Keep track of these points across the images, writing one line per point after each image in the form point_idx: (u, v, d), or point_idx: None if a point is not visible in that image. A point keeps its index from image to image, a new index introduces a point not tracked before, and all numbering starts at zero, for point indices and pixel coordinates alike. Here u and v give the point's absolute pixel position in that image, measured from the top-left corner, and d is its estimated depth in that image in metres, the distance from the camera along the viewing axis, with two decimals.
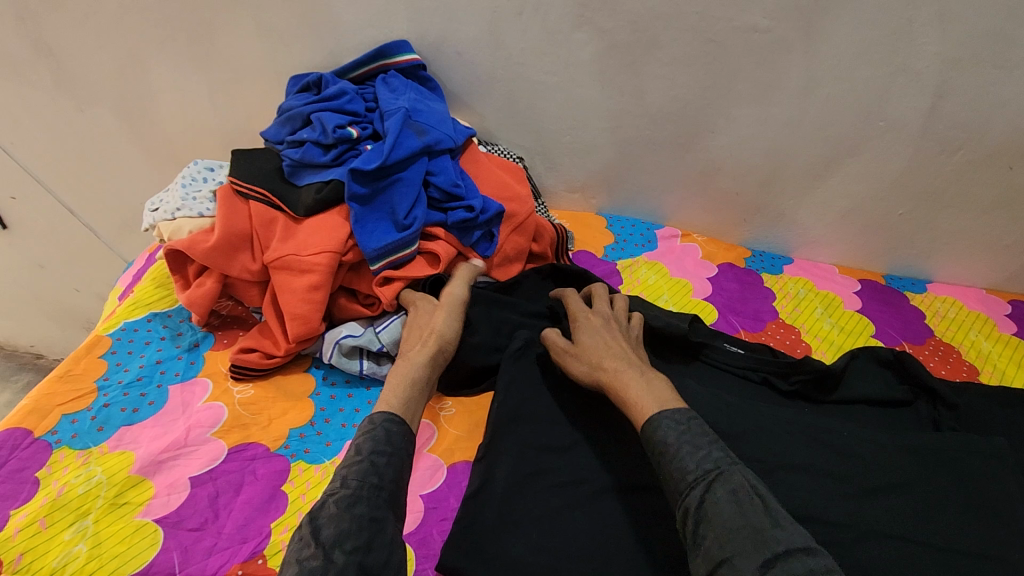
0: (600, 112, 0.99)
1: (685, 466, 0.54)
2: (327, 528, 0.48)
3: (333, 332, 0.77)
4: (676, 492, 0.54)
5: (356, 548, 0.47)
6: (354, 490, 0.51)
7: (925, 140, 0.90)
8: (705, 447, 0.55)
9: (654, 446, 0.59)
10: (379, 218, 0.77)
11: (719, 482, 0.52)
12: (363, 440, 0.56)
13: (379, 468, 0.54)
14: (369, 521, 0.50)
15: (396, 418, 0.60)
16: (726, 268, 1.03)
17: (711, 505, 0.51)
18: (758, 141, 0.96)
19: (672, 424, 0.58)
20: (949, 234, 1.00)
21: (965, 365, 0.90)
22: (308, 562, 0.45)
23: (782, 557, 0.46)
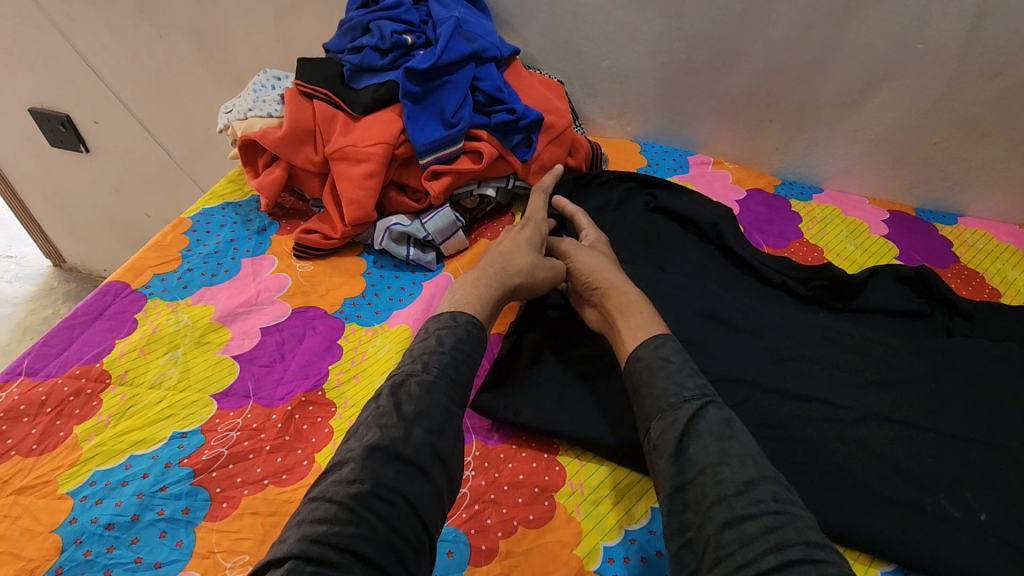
0: (640, 36, 1.03)
1: (683, 385, 0.59)
2: (409, 405, 0.54)
3: (384, 221, 0.86)
4: (663, 403, 0.59)
5: (431, 430, 0.54)
6: (433, 378, 0.57)
7: (964, 64, 0.91)
8: (700, 377, 0.61)
9: (647, 361, 0.63)
10: (429, 117, 0.85)
11: (713, 405, 0.58)
12: (446, 334, 0.61)
13: (455, 363, 0.60)
14: (443, 410, 0.56)
15: (477, 322, 0.65)
16: (755, 193, 1.07)
17: (703, 419, 0.56)
18: (793, 65, 0.99)
19: (674, 349, 0.64)
20: (985, 164, 1.01)
21: (987, 288, 0.92)
22: (391, 430, 0.52)
23: (766, 478, 0.51)
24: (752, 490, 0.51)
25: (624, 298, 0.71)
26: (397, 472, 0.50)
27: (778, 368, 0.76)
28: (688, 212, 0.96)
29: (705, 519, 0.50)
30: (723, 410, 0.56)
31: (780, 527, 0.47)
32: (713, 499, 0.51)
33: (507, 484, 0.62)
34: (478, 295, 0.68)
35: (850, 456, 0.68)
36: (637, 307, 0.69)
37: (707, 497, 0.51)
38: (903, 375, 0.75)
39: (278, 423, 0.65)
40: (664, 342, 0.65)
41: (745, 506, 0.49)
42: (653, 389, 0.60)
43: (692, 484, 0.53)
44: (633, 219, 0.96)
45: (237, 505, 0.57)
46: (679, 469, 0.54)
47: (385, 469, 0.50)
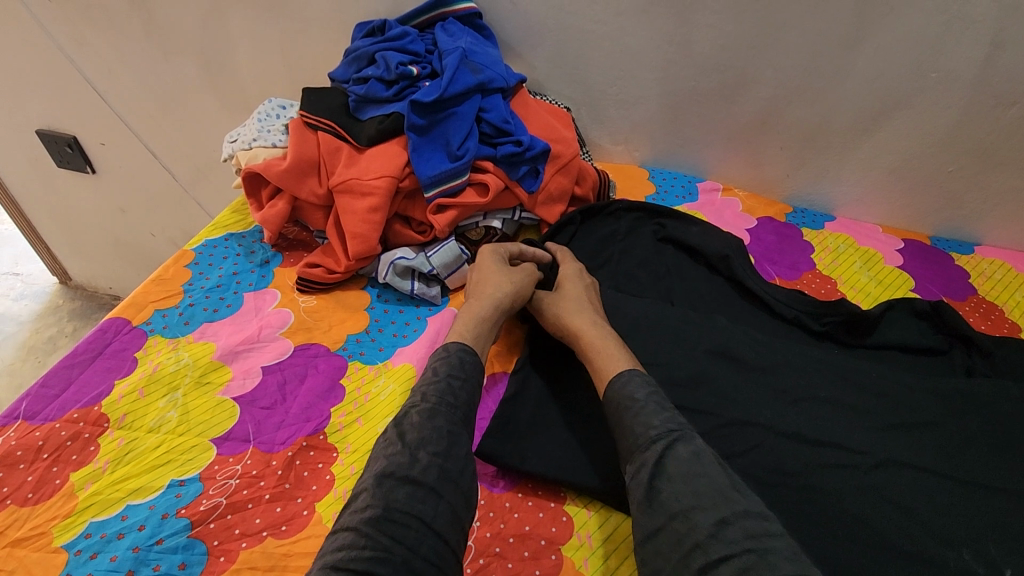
0: (648, 63, 1.02)
1: (650, 422, 0.59)
2: (411, 433, 0.56)
3: (388, 254, 0.85)
4: (634, 447, 0.58)
5: (436, 453, 0.55)
6: (433, 405, 0.59)
7: (979, 93, 0.89)
8: (669, 410, 0.61)
9: (616, 400, 0.63)
10: (434, 149, 0.83)
11: (682, 441, 0.57)
12: (439, 364, 0.64)
13: (454, 388, 0.61)
14: (447, 430, 0.57)
15: (469, 348, 0.66)
16: (766, 221, 1.05)
17: (672, 459, 0.56)
18: (804, 92, 0.97)
19: (641, 384, 0.64)
20: (1001, 193, 0.98)
21: (1007, 323, 0.90)
22: (396, 457, 0.54)
23: (739, 517, 0.50)
24: (726, 532, 0.50)
25: (591, 341, 0.71)
26: (407, 496, 0.51)
27: (791, 410, 0.74)
28: (697, 244, 0.94)
29: (682, 569, 0.49)
30: (690, 446, 0.56)
31: (753, 570, 0.46)
32: (689, 545, 0.50)
33: (513, 536, 0.60)
34: (469, 325, 0.70)
35: (867, 506, 0.66)
36: (606, 344, 0.70)
37: (684, 546, 0.50)
38: (921, 418, 0.73)
39: (278, 470, 0.63)
40: (631, 377, 0.64)
41: (720, 550, 0.48)
42: (623, 432, 0.60)
43: (665, 530, 0.52)
44: (641, 250, 0.95)
45: (235, 560, 0.56)
46: (652, 514, 0.53)
47: (395, 493, 0.51)
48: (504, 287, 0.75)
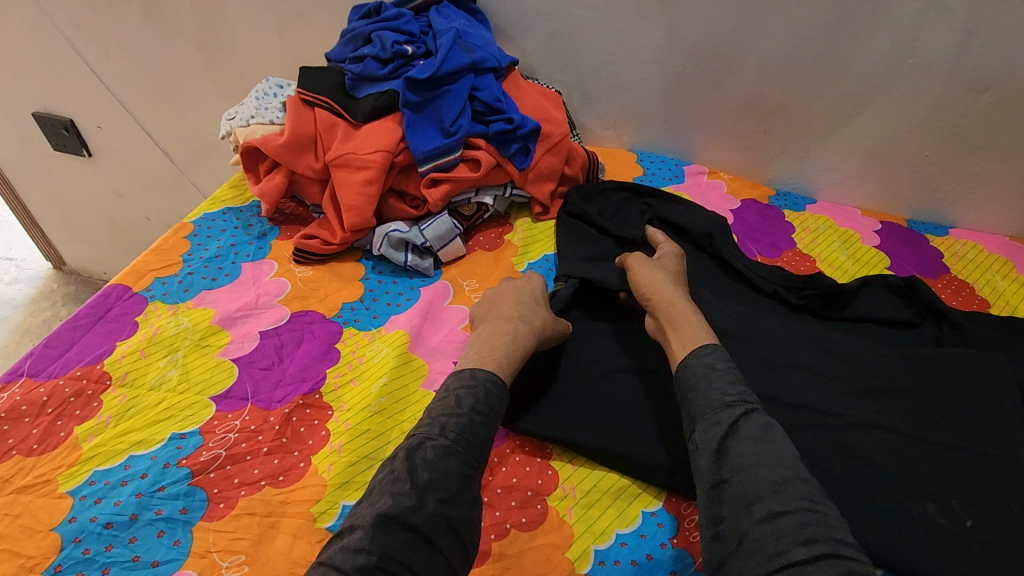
0: (637, 48, 1.05)
1: (726, 390, 0.61)
2: (422, 471, 0.55)
3: (382, 228, 0.87)
4: (707, 407, 0.60)
5: (443, 499, 0.54)
6: (450, 442, 0.58)
7: (954, 77, 0.93)
8: (742, 384, 0.62)
9: (694, 368, 0.65)
10: (429, 126, 0.86)
11: (756, 411, 0.59)
12: (465, 394, 0.62)
13: (474, 426, 0.60)
14: (458, 476, 0.56)
15: (498, 379, 0.65)
16: (749, 203, 1.08)
17: (745, 424, 0.57)
18: (787, 77, 1.00)
19: (721, 358, 0.65)
20: (974, 176, 1.02)
21: (977, 299, 0.94)
22: (403, 498, 0.53)
23: (804, 484, 0.53)
24: (788, 490, 0.52)
25: (676, 309, 0.72)
26: (405, 543, 0.50)
27: (770, 376, 0.77)
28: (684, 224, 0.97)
29: (742, 516, 0.51)
30: (763, 416, 0.58)
31: (812, 525, 0.49)
32: (751, 497, 0.52)
33: (500, 487, 0.63)
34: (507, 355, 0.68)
35: (840, 464, 0.69)
36: (688, 317, 0.71)
37: (746, 497, 0.52)
38: (892, 384, 0.77)
39: (275, 425, 0.65)
40: (714, 351, 0.66)
41: (779, 504, 0.51)
42: (697, 394, 0.62)
43: (729, 483, 0.54)
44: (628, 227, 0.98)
45: (235, 506, 0.58)
46: (717, 466, 0.56)
47: (392, 540, 0.50)
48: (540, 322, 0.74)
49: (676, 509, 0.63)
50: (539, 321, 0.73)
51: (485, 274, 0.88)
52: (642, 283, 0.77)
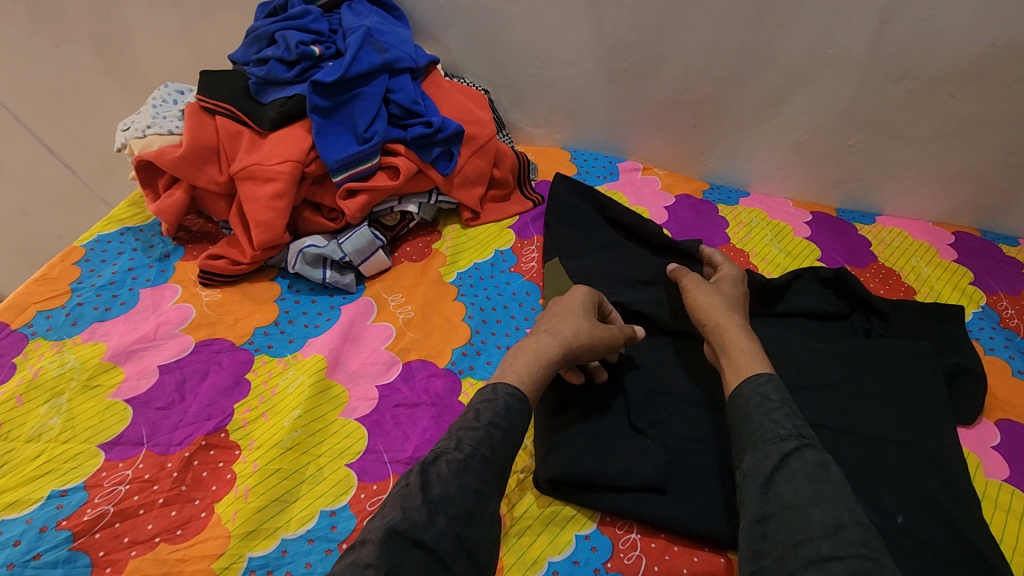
0: (563, 43, 1.01)
1: (780, 421, 0.58)
2: (436, 486, 0.51)
3: (297, 243, 0.81)
4: (758, 438, 0.57)
5: (455, 517, 0.50)
6: (465, 458, 0.53)
7: (872, 67, 0.93)
8: (798, 417, 0.59)
9: (748, 397, 0.62)
10: (341, 131, 0.80)
11: (811, 447, 0.56)
12: (483, 408, 0.57)
13: (492, 441, 0.55)
14: (473, 493, 0.52)
15: (520, 395, 0.59)
16: (683, 199, 1.07)
17: (796, 459, 0.54)
18: (714, 69, 0.99)
19: (776, 389, 0.62)
20: (896, 164, 1.04)
21: (903, 286, 0.95)
22: (413, 513, 0.49)
23: (858, 527, 0.49)
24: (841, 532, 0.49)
25: (729, 336, 0.69)
26: (414, 562, 0.46)
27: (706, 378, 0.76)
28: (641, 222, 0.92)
29: (789, 554, 0.48)
30: (819, 453, 0.54)
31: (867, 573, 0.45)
32: (798, 538, 0.49)
33: None
34: (532, 369, 0.62)
35: None
36: (741, 344, 0.68)
37: (795, 536, 0.49)
38: (824, 379, 0.77)
39: (173, 472, 0.59)
40: (767, 381, 0.63)
41: (832, 547, 0.47)
42: (750, 424, 0.59)
43: (775, 518, 0.51)
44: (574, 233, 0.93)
45: (123, 570, 0.52)
46: (764, 500, 0.53)
47: (401, 558, 0.46)
48: (582, 336, 0.66)
49: (610, 530, 0.61)
50: (570, 331, 0.66)
51: (411, 287, 0.84)
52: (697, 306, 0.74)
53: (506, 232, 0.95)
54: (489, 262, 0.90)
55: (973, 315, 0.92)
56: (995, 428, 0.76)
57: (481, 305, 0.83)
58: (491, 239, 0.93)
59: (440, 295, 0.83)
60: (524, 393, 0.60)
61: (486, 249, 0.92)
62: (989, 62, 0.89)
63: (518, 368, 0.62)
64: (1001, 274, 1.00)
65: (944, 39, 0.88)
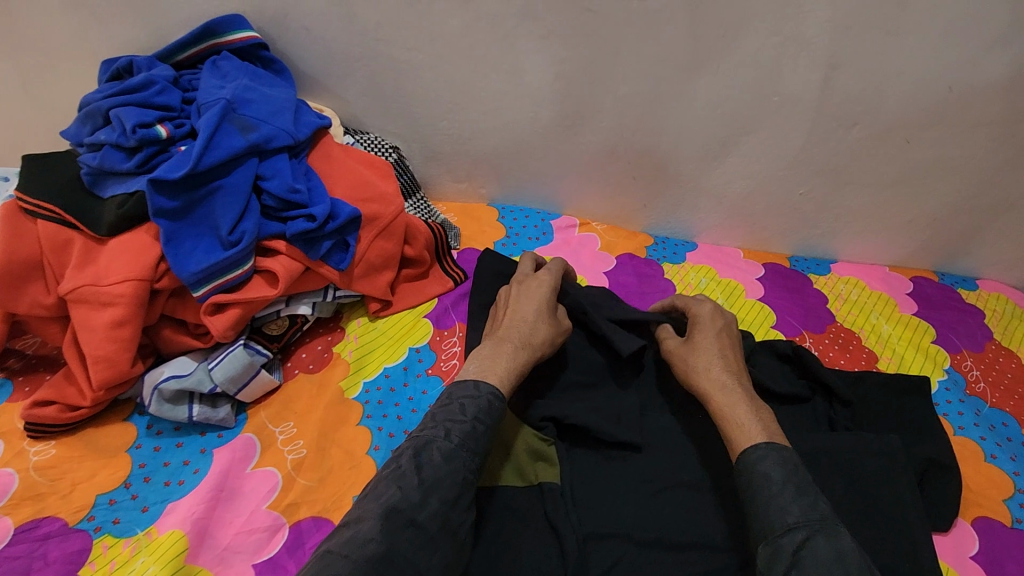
0: (479, 93, 0.88)
1: (787, 508, 0.51)
2: (428, 470, 0.51)
3: (154, 373, 0.66)
4: (766, 529, 0.51)
5: (446, 500, 0.50)
6: (455, 447, 0.53)
7: (821, 115, 0.84)
8: (812, 496, 0.52)
9: (748, 474, 0.56)
10: (201, 235, 0.65)
11: (822, 536, 0.49)
12: (469, 402, 0.56)
13: (478, 435, 0.55)
14: (461, 481, 0.52)
15: (501, 394, 0.59)
16: (625, 260, 0.96)
17: (810, 557, 0.48)
18: (650, 119, 0.88)
19: (778, 462, 0.55)
20: (850, 212, 0.95)
21: (864, 352, 0.87)
22: (409, 494, 0.49)
23: None
24: None
25: (719, 402, 0.63)
26: (411, 541, 0.47)
27: (654, 503, 0.65)
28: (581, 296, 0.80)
29: None
30: (835, 545, 0.48)
31: None
32: None
33: None
34: (511, 372, 0.61)
35: None
36: (735, 406, 0.62)
37: None
38: None
39: None
40: (763, 455, 0.56)
41: None
42: (755, 511, 0.53)
43: None
44: None
45: None
46: None
47: (398, 537, 0.47)
48: (548, 339, 0.68)
49: None
50: (540, 337, 0.67)
51: (305, 411, 0.70)
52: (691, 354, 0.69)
53: (423, 322, 0.82)
54: (401, 365, 0.76)
55: (939, 384, 0.84)
56: (971, 530, 0.69)
57: (391, 429, 0.69)
58: (404, 332, 0.80)
59: (339, 420, 0.69)
60: (503, 389, 0.60)
61: (399, 347, 0.78)
62: (944, 108, 0.81)
63: (500, 369, 0.61)
64: (962, 327, 0.93)
65: (897, 84, 0.79)
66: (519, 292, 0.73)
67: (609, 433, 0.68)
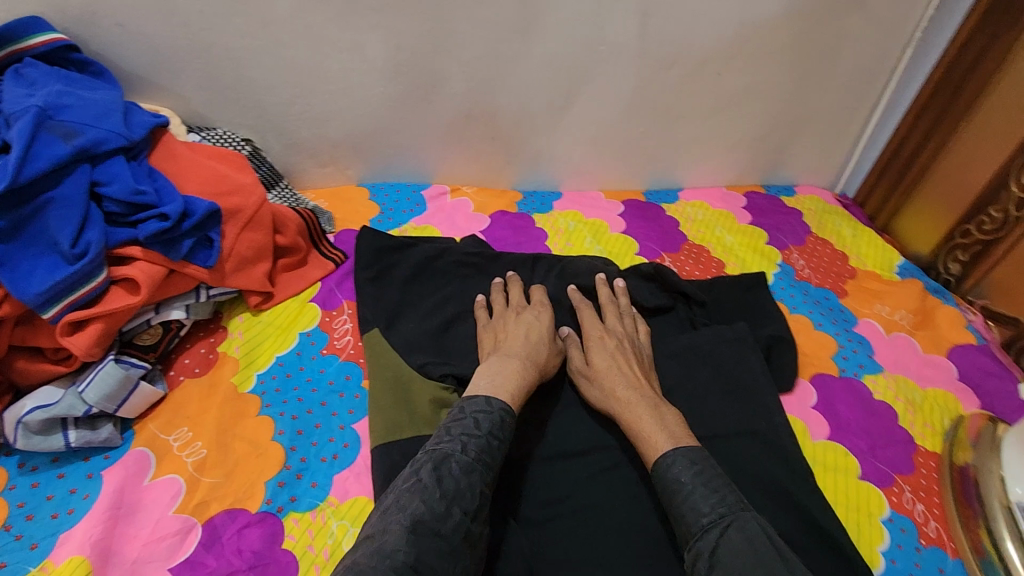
0: (325, 74, 0.88)
1: (699, 508, 0.57)
2: (449, 482, 0.54)
3: (15, 408, 0.62)
4: (688, 531, 0.57)
5: (467, 511, 0.54)
6: (472, 459, 0.56)
7: (644, 59, 0.93)
8: (719, 491, 0.58)
9: (664, 486, 0.61)
10: (39, 254, 0.61)
11: (733, 527, 0.55)
12: (482, 418, 0.60)
13: (491, 450, 0.59)
14: (480, 493, 0.55)
15: (512, 412, 0.63)
16: (498, 217, 1.01)
17: (725, 546, 0.54)
18: (497, 80, 0.93)
19: (687, 466, 0.60)
20: (686, 143, 1.07)
21: (714, 262, 0.99)
22: (432, 507, 0.52)
23: None
24: None
25: (631, 416, 0.67)
26: (437, 551, 0.50)
27: None
28: (466, 248, 0.89)
29: None
30: (743, 533, 0.54)
31: None
32: None
33: None
34: (516, 386, 0.66)
35: (633, 505, 0.67)
36: (646, 423, 0.66)
37: None
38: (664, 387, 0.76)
39: None
40: (674, 460, 0.61)
41: None
42: (676, 517, 0.58)
43: None
44: (392, 294, 0.83)
45: None
46: None
47: (425, 548, 0.50)
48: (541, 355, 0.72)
49: None
50: (542, 359, 0.72)
51: (198, 414, 0.68)
52: (592, 362, 0.74)
53: (309, 306, 0.82)
54: (294, 351, 0.76)
55: (775, 276, 0.98)
56: (809, 387, 0.82)
57: (293, 412, 0.70)
58: (291, 320, 0.80)
59: (238, 414, 0.69)
60: (513, 406, 0.64)
61: (288, 335, 0.78)
62: (740, 41, 0.94)
63: (508, 386, 0.65)
64: (788, 227, 1.08)
65: (700, 24, 0.90)
66: (513, 317, 0.77)
67: None
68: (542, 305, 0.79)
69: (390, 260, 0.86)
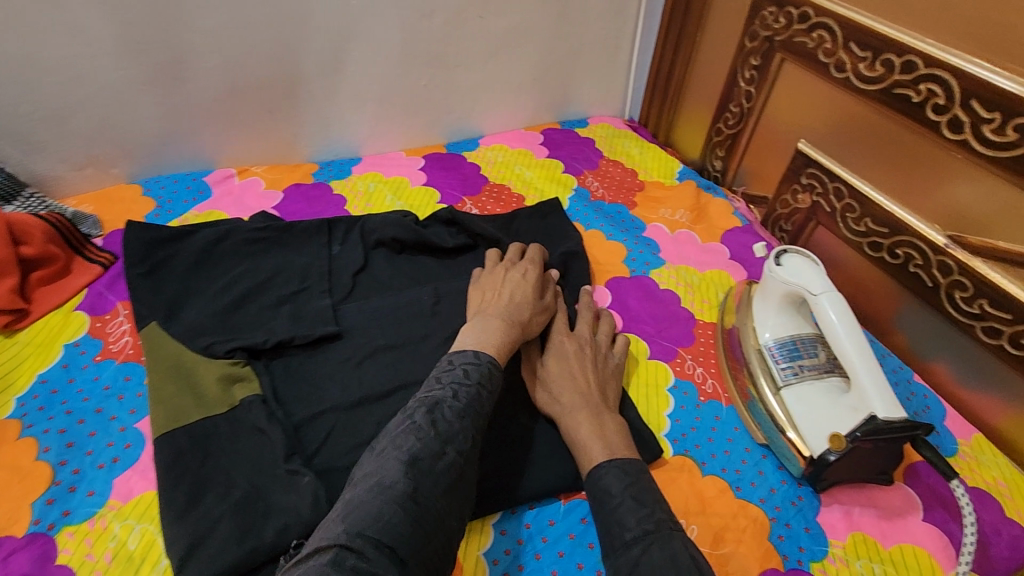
0: (45, 63, 0.80)
1: (625, 522, 0.51)
2: (445, 424, 0.52)
3: None
4: (610, 547, 0.51)
5: (461, 453, 0.52)
6: (464, 405, 0.55)
7: (401, 7, 0.94)
8: (650, 505, 0.52)
9: (594, 494, 0.56)
10: None
11: (657, 545, 0.49)
12: (471, 368, 0.59)
13: (481, 398, 0.57)
14: (473, 440, 0.54)
15: (499, 365, 0.62)
16: (292, 190, 0.98)
17: (646, 565, 0.48)
18: (251, 48, 0.89)
19: (619, 477, 0.55)
20: (472, 90, 1.10)
21: (515, 197, 1.03)
22: (427, 446, 0.50)
23: None
24: None
25: (573, 428, 0.62)
26: (435, 487, 0.48)
27: (357, 373, 0.71)
28: (249, 225, 0.86)
29: None
30: (665, 552, 0.48)
31: None
32: None
33: None
34: (502, 347, 0.64)
35: None
36: (590, 438, 0.61)
37: None
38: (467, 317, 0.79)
39: None
40: (608, 471, 0.56)
41: None
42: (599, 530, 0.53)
43: None
44: (172, 284, 0.78)
45: None
46: None
47: (425, 483, 0.47)
48: (524, 314, 0.69)
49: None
50: (527, 318, 0.69)
51: None
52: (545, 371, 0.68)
53: (75, 315, 0.75)
54: (59, 365, 0.70)
55: (571, 201, 1.04)
56: (606, 291, 0.89)
57: (60, 426, 0.64)
58: (55, 334, 0.72)
59: None
60: (500, 361, 0.63)
61: (51, 350, 0.71)
62: None
63: (494, 342, 0.63)
64: (581, 155, 1.15)
65: None
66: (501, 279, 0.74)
67: (302, 334, 0.73)
68: (536, 269, 0.76)
69: (165, 252, 0.80)
